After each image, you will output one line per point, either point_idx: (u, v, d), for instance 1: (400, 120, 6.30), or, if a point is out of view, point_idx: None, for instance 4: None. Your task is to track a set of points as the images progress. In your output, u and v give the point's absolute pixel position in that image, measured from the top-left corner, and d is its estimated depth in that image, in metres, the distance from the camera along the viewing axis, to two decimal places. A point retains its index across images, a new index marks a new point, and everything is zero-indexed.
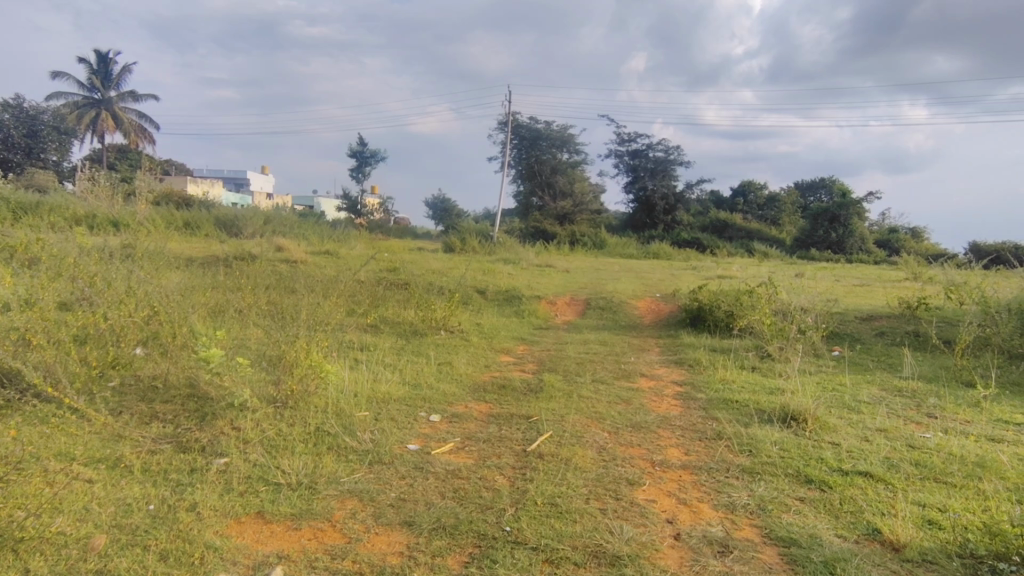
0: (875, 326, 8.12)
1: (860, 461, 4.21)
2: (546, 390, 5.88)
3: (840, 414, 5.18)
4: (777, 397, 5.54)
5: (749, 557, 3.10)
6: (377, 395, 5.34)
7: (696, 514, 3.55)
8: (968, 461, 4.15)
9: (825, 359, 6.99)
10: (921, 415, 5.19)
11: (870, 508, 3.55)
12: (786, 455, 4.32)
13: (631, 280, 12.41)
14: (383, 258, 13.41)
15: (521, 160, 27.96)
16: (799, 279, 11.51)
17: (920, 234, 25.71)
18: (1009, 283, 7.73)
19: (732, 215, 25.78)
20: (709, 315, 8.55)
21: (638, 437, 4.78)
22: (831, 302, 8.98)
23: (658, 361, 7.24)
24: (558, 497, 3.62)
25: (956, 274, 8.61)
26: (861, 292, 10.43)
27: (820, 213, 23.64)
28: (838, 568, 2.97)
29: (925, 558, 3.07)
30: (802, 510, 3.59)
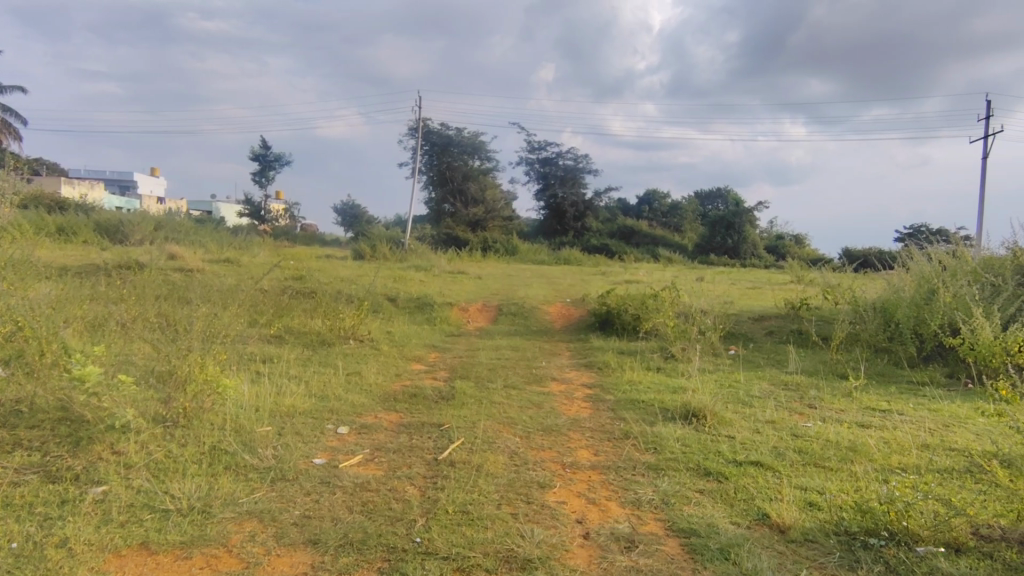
0: (765, 325, 8.76)
1: (752, 452, 4.52)
2: (457, 397, 5.85)
3: (735, 409, 5.53)
4: (679, 396, 5.84)
5: (653, 550, 3.23)
6: (280, 409, 5.09)
7: (604, 512, 3.67)
8: (842, 446, 4.57)
9: (722, 358, 7.46)
10: (803, 406, 5.65)
11: (760, 495, 3.83)
12: (687, 450, 4.56)
13: (542, 286, 12.63)
14: (287, 266, 12.83)
15: (433, 166, 27.77)
16: (699, 283, 12.21)
17: (804, 241, 28.11)
18: (874, 284, 8.62)
19: (638, 222, 26.95)
20: (616, 319, 8.88)
21: (548, 440, 4.86)
22: (726, 304, 9.60)
23: (568, 365, 7.42)
24: (469, 504, 3.60)
25: (832, 277, 9.48)
26: (752, 294, 11.23)
27: (717, 220, 25.24)
28: (733, 553, 3.17)
29: (807, 538, 3.34)
30: (701, 501, 3.79)
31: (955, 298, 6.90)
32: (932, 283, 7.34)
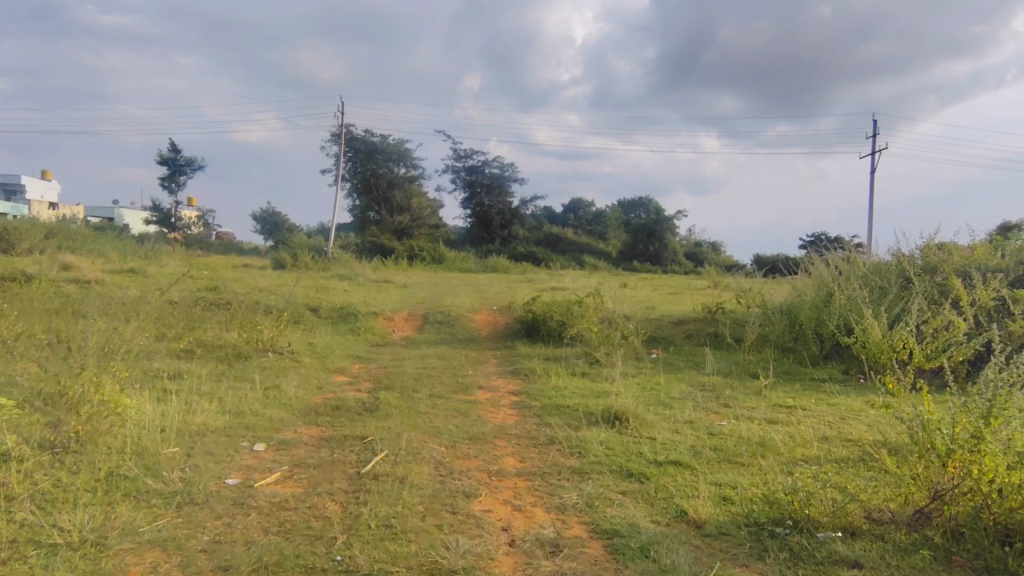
0: (684, 329, 9.15)
1: (671, 451, 4.69)
2: (382, 409, 5.73)
3: (655, 410, 5.74)
4: (602, 400, 5.99)
5: (577, 553, 3.29)
6: (189, 428, 4.78)
7: (530, 518, 3.69)
8: (752, 442, 4.83)
9: (643, 361, 7.72)
10: (719, 405, 5.94)
11: (679, 493, 3.98)
12: (610, 452, 4.67)
13: (469, 294, 12.60)
14: (200, 276, 12.13)
15: (357, 173, 27.16)
16: (623, 289, 12.61)
17: (719, 247, 29.67)
18: (781, 288, 9.21)
19: (564, 230, 27.50)
20: (543, 326, 8.99)
21: (475, 449, 4.84)
22: (647, 309, 9.93)
23: (495, 373, 7.43)
24: (393, 518, 3.52)
25: (744, 281, 10.05)
26: (672, 299, 11.69)
27: (639, 228, 26.19)
28: (653, 550, 3.27)
29: (720, 531, 3.50)
30: (624, 502, 3.89)
31: (850, 299, 7.48)
32: (830, 286, 7.93)
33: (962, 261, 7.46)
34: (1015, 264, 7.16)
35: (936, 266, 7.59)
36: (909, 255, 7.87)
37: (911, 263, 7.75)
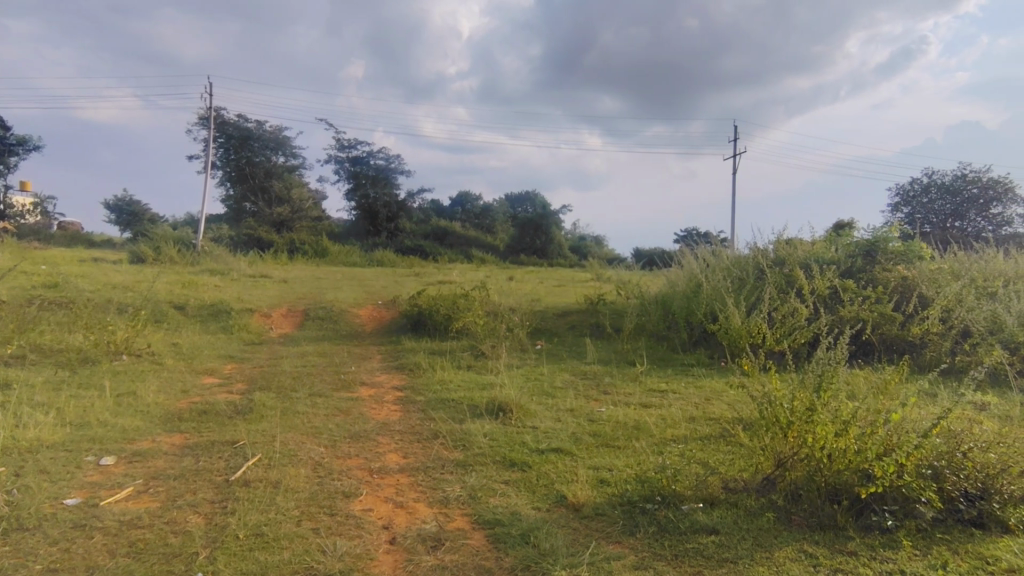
0: (567, 320, 9.48)
1: (552, 439, 4.84)
2: (255, 411, 5.38)
3: (539, 400, 5.90)
4: (487, 392, 6.05)
5: (459, 545, 3.29)
6: (19, 445, 4.18)
7: (412, 515, 3.64)
8: (628, 426, 5.11)
9: (528, 353, 7.90)
10: (598, 392, 6.23)
11: (559, 479, 4.12)
12: (494, 443, 4.73)
13: (354, 289, 12.18)
14: (37, 271, 10.67)
15: (229, 160, 25.26)
16: (510, 282, 12.81)
17: (602, 241, 31.10)
18: (656, 281, 9.82)
19: (452, 224, 27.43)
20: (429, 320, 8.90)
21: (356, 448, 4.69)
22: (533, 301, 10.16)
23: (380, 369, 7.24)
24: (264, 526, 3.32)
25: (622, 274, 10.60)
26: (557, 291, 12.05)
27: (526, 222, 26.74)
28: (532, 536, 3.36)
29: (597, 512, 3.67)
30: (506, 492, 3.96)
31: (714, 290, 8.14)
32: (697, 278, 8.58)
33: (804, 255, 8.38)
34: (845, 257, 8.17)
35: (783, 259, 8.46)
36: (762, 249, 8.72)
37: (764, 255, 8.59)
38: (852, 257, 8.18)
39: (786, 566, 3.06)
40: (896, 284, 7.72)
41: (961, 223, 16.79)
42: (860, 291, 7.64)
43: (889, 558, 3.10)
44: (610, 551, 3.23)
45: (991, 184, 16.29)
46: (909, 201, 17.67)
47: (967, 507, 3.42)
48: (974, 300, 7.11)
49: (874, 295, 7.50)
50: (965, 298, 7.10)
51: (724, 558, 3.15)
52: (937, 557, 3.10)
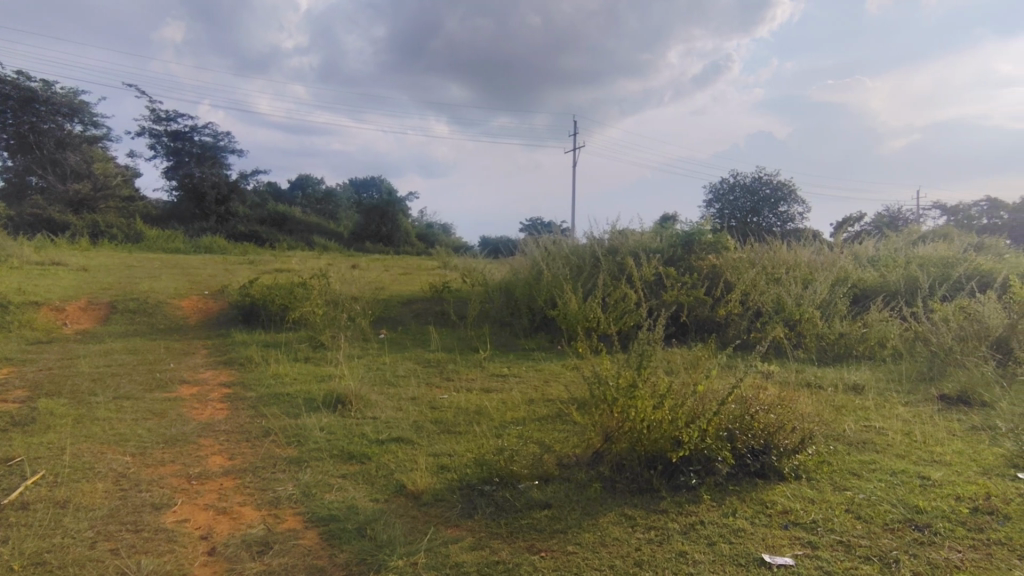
0: (412, 308, 9.36)
1: (393, 429, 4.76)
2: (40, 421, 4.58)
3: (381, 391, 5.77)
4: (326, 384, 5.78)
5: (289, 546, 3.11)
6: None
7: (236, 520, 3.36)
8: (469, 411, 5.20)
9: (371, 343, 7.68)
10: (442, 379, 6.25)
11: (399, 468, 4.07)
12: (331, 437, 4.54)
13: (173, 277, 10.89)
14: None
15: (5, 126, 21.09)
16: (353, 270, 12.32)
17: (450, 230, 31.21)
18: (500, 268, 10.07)
19: (290, 209, 25.67)
20: (263, 310, 8.25)
21: (170, 453, 4.20)
22: (377, 290, 9.89)
23: (203, 365, 6.57)
24: (47, 553, 2.85)
25: (468, 262, 10.72)
26: (403, 279, 11.86)
27: (371, 208, 25.84)
28: (370, 529, 3.27)
29: (436, 498, 3.69)
30: (343, 486, 3.82)
31: (553, 277, 8.56)
32: (539, 265, 8.97)
33: (632, 244, 9.14)
34: (667, 247, 9.06)
35: (616, 248, 9.15)
36: (597, 239, 9.35)
37: (598, 245, 9.21)
38: (673, 246, 9.08)
39: (608, 529, 3.34)
40: (707, 271, 8.73)
41: (758, 219, 19.29)
42: (678, 277, 8.53)
43: (692, 512, 3.52)
44: (448, 535, 3.27)
45: (780, 185, 19.14)
46: (718, 199, 20.12)
47: (754, 461, 4.00)
48: (765, 285, 8.30)
49: (689, 281, 8.42)
50: (759, 283, 8.26)
51: (555, 530, 3.34)
52: (729, 506, 3.59)
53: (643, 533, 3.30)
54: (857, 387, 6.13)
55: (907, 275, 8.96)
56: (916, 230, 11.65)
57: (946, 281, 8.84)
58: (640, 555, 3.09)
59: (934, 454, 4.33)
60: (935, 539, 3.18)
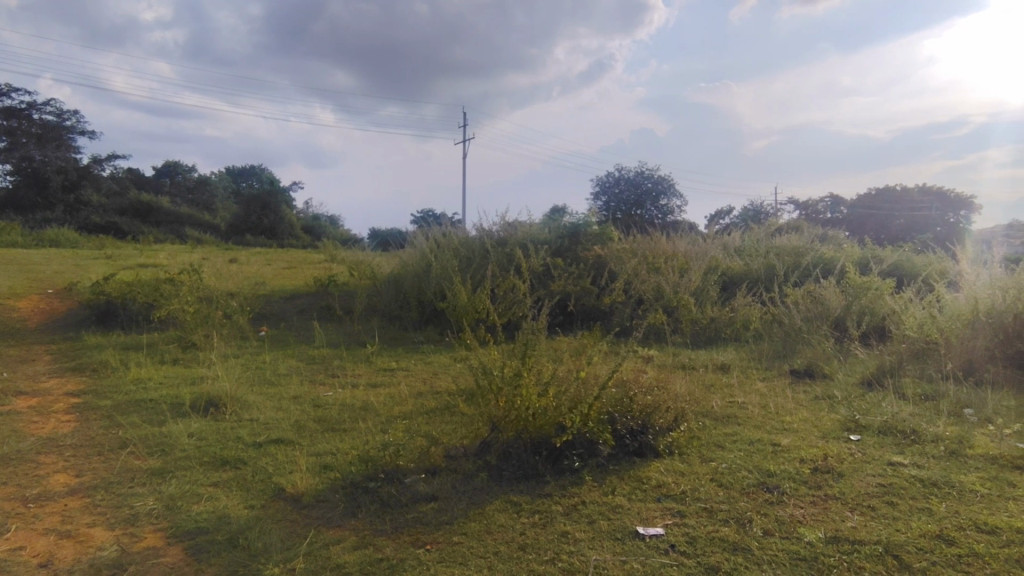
0: (296, 304, 8.90)
1: (272, 430, 4.51)
2: None
3: (259, 391, 5.44)
4: (196, 387, 5.35)
5: (147, 567, 2.85)
6: None
7: (84, 543, 3.02)
8: (355, 408, 5.04)
9: (249, 341, 7.21)
10: (327, 376, 6.01)
11: (278, 470, 3.86)
12: (201, 443, 4.22)
13: (7, 275, 9.53)
14: None
15: None
16: (229, 264, 11.49)
17: (339, 222, 30.05)
18: (390, 261, 9.85)
19: (155, 199, 23.45)
20: (121, 310, 7.47)
21: (2, 476, 3.69)
22: (255, 285, 9.28)
23: (45, 373, 5.82)
24: None
25: (355, 255, 10.37)
26: (285, 274, 11.23)
27: (251, 199, 24.24)
28: (242, 538, 3.08)
29: (317, 499, 3.55)
30: (214, 494, 3.56)
31: (443, 269, 8.50)
32: (429, 257, 8.87)
33: (521, 236, 9.30)
34: (555, 238, 9.32)
35: (505, 240, 9.26)
36: (487, 231, 9.42)
37: (488, 237, 9.28)
38: (560, 238, 9.36)
39: (493, 517, 3.39)
40: (593, 261, 9.07)
41: (641, 211, 20.25)
42: (565, 267, 8.80)
43: (575, 493, 3.66)
44: (329, 537, 3.16)
45: (660, 180, 20.40)
46: (604, 192, 21.04)
47: (632, 441, 4.22)
48: (645, 274, 8.79)
49: (575, 271, 8.72)
50: (639, 272, 8.73)
51: (441, 522, 3.33)
52: (608, 485, 3.76)
53: (527, 517, 3.39)
54: (724, 366, 6.68)
55: (766, 265, 9.89)
56: (774, 223, 12.89)
57: (797, 269, 9.87)
58: (524, 539, 3.17)
59: (785, 423, 4.83)
60: (783, 499, 3.55)
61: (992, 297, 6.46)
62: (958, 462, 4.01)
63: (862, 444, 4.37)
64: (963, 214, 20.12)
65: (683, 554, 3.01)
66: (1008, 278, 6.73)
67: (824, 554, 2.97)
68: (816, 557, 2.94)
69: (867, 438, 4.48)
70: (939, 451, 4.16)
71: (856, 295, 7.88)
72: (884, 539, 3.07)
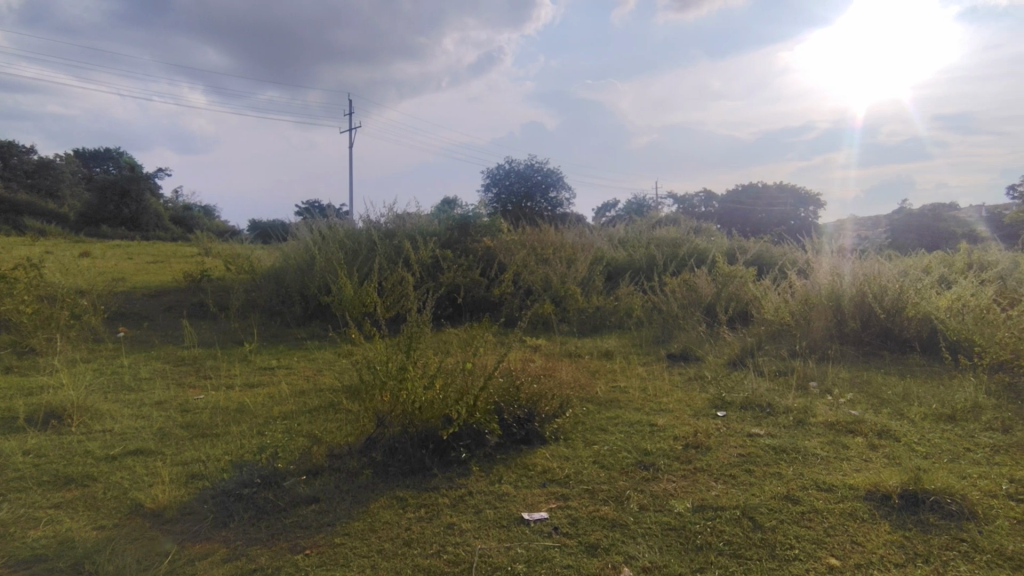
0: (161, 301, 8.13)
1: (130, 441, 4.09)
2: None
3: (115, 398, 4.91)
4: (36, 397, 4.72)
5: None
6: None
7: None
8: (228, 411, 4.69)
9: (104, 344, 6.49)
10: (197, 378, 5.55)
11: (136, 484, 3.51)
12: (41, 461, 3.73)
13: None
14: None
15: None
16: (78, 259, 10.25)
17: (213, 213, 27.89)
18: (269, 254, 9.28)
19: None
20: None
21: None
22: (112, 281, 8.36)
23: None
24: None
25: (230, 248, 9.66)
26: (149, 268, 10.22)
27: (107, 186, 21.78)
28: (91, 563, 2.77)
29: (183, 511, 3.27)
30: (57, 517, 3.16)
31: (327, 261, 8.14)
32: (312, 250, 8.45)
33: (410, 227, 9.14)
34: (444, 230, 9.25)
35: (394, 232, 9.05)
36: (374, 223, 9.15)
37: (375, 229, 9.01)
38: (450, 229, 9.30)
39: (378, 514, 3.30)
40: (482, 253, 9.10)
41: (532, 203, 20.68)
42: (454, 259, 8.77)
43: (462, 484, 3.65)
44: (195, 552, 2.92)
45: (549, 173, 20.93)
46: (495, 184, 21.24)
47: (519, 429, 4.27)
48: (534, 264, 8.98)
49: (465, 263, 8.72)
50: (528, 263, 8.90)
51: (322, 524, 3.19)
52: (495, 474, 3.80)
53: (413, 512, 3.34)
54: (607, 352, 6.99)
55: (646, 255, 10.46)
56: (654, 216, 13.65)
57: (674, 259, 10.53)
58: (410, 534, 3.12)
59: (661, 404, 5.14)
60: (657, 475, 3.78)
61: (833, 282, 7.29)
62: (804, 429, 4.49)
63: (726, 419, 4.76)
64: (812, 210, 22.57)
65: (565, 535, 3.11)
66: (846, 265, 7.60)
67: (690, 522, 3.20)
68: (684, 526, 3.16)
69: (731, 413, 4.90)
70: (789, 421, 4.64)
71: (724, 283, 8.56)
72: (742, 503, 3.36)
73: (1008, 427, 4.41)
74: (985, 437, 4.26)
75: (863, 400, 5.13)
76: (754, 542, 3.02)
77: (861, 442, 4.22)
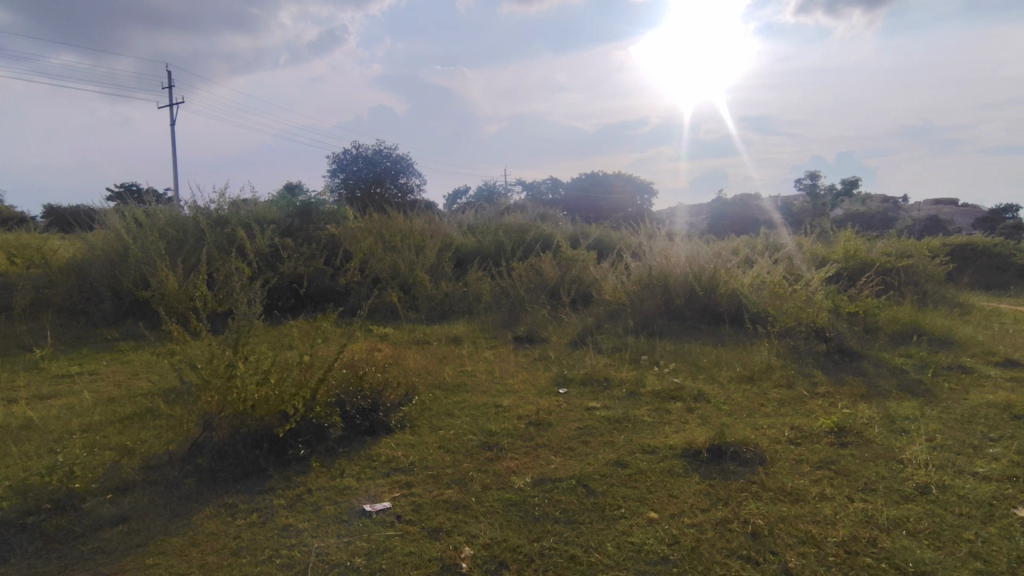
0: None
1: None
2: None
3: None
4: None
5: None
6: None
7: None
8: (10, 429, 3.99)
9: None
10: None
11: None
12: None
13: None
14: None
15: None
16: None
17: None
18: (68, 244, 8.03)
19: None
20: None
21: None
22: None
23: None
24: None
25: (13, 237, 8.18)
26: None
27: None
28: None
29: None
30: None
31: (143, 252, 7.24)
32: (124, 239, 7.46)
33: (244, 215, 8.44)
34: (283, 217, 8.69)
35: (225, 219, 8.28)
36: (200, 209, 8.30)
37: (203, 216, 8.19)
38: (290, 217, 8.77)
39: (201, 526, 3.02)
40: (326, 241, 8.69)
41: (382, 189, 20.17)
42: (295, 248, 8.30)
43: (300, 483, 3.46)
44: None
45: (399, 158, 20.51)
46: (341, 168, 20.37)
47: (363, 420, 4.15)
48: (382, 252, 8.75)
49: (307, 252, 8.27)
50: (376, 251, 8.66)
51: (131, 546, 2.85)
52: (337, 468, 3.65)
53: (243, 518, 3.10)
54: (457, 338, 7.05)
55: (495, 241, 10.69)
56: (504, 202, 13.99)
57: (521, 245, 10.85)
58: (238, 542, 2.90)
59: (507, 386, 5.30)
60: (501, 453, 3.90)
61: (660, 264, 8.01)
62: (634, 399, 4.90)
63: (567, 395, 5.04)
64: (647, 198, 24.64)
65: (408, 522, 3.09)
66: (670, 248, 8.41)
67: (529, 496, 3.34)
68: (524, 500, 3.30)
69: (571, 389, 5.20)
70: (622, 393, 5.03)
71: (567, 267, 9.02)
72: (577, 473, 3.59)
73: (792, 383, 5.19)
74: (775, 392, 4.97)
75: (683, 368, 5.73)
76: (586, 506, 3.23)
77: (680, 407, 4.71)
